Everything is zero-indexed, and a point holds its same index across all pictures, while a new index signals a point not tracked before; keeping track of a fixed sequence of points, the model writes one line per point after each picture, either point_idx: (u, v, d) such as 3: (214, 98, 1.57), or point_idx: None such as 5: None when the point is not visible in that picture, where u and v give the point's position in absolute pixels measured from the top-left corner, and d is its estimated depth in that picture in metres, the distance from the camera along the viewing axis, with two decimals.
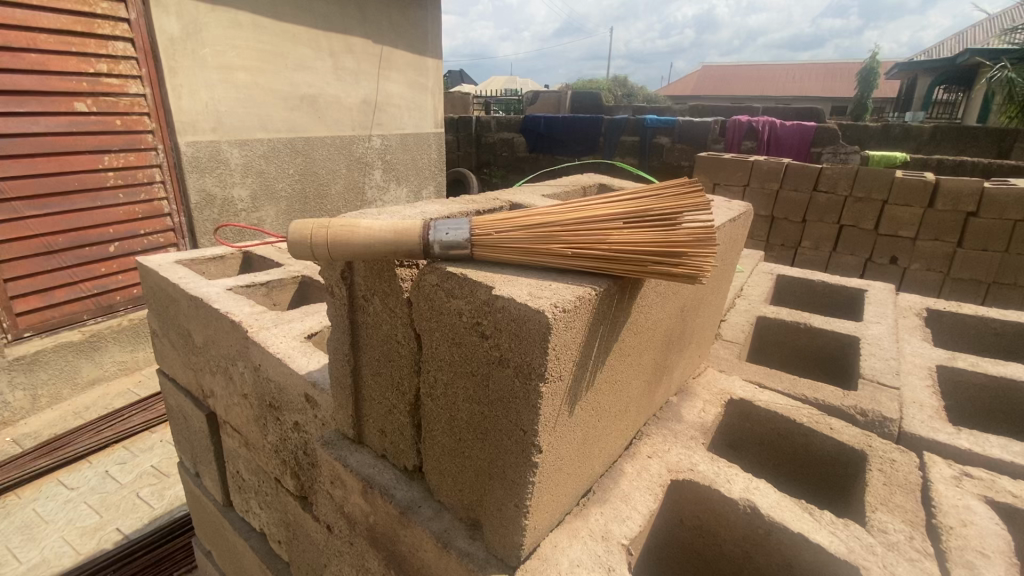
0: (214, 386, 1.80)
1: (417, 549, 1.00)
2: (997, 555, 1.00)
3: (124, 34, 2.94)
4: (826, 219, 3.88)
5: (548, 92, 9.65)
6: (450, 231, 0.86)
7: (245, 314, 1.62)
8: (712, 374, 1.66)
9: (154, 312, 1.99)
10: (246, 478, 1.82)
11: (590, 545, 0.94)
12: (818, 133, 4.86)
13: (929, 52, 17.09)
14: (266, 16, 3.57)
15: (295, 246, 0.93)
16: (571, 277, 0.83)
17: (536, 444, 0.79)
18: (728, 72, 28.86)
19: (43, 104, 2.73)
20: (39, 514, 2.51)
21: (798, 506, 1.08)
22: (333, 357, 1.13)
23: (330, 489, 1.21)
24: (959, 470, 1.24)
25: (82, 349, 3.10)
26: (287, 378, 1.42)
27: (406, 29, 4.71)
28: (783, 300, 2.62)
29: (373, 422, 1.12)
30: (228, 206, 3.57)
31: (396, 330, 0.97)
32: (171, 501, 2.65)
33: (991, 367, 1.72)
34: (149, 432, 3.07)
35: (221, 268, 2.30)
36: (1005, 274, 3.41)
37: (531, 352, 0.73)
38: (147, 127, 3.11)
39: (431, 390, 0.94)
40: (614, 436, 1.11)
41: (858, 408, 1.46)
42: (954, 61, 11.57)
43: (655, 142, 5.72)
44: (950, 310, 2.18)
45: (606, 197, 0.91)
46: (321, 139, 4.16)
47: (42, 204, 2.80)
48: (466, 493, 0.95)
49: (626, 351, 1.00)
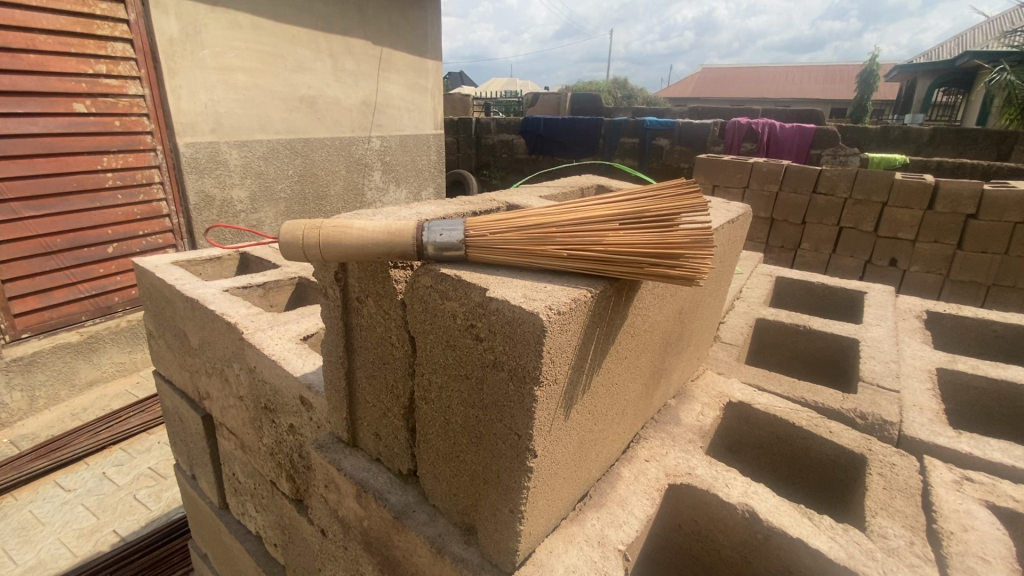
0: (210, 387, 1.79)
1: (411, 554, 0.99)
2: (998, 560, 0.98)
3: (123, 34, 2.93)
4: (826, 220, 3.87)
5: (548, 94, 9.66)
6: (444, 232, 0.85)
7: (240, 315, 1.61)
8: (711, 376, 1.65)
9: (150, 314, 1.98)
10: (242, 480, 1.81)
11: (586, 551, 0.92)
12: (818, 135, 4.85)
13: (929, 54, 17.11)
14: (265, 17, 3.57)
15: (288, 247, 0.92)
16: (567, 279, 0.82)
17: (531, 449, 0.77)
18: (728, 74, 28.91)
19: (42, 104, 2.72)
20: (36, 516, 2.49)
21: (798, 511, 1.07)
22: (327, 359, 1.12)
23: (324, 492, 1.20)
24: (959, 474, 1.23)
25: (81, 350, 3.09)
26: (282, 380, 1.41)
27: (406, 31, 4.71)
28: (783, 302, 2.61)
29: (368, 426, 1.11)
30: (227, 207, 3.56)
31: (390, 332, 0.96)
32: (168, 503, 2.64)
33: (991, 371, 1.71)
34: (146, 433, 3.06)
35: (218, 269, 2.29)
36: (1005, 276, 3.40)
37: (526, 354, 0.72)
38: (147, 128, 3.11)
39: (425, 393, 0.92)
40: (611, 440, 1.10)
41: (857, 411, 1.45)
42: (954, 64, 11.59)
43: (655, 143, 5.72)
44: (950, 312, 2.17)
45: (603, 198, 0.90)
46: (321, 140, 4.16)
47: (41, 204, 2.79)
48: (460, 497, 0.94)
49: (622, 354, 0.99)
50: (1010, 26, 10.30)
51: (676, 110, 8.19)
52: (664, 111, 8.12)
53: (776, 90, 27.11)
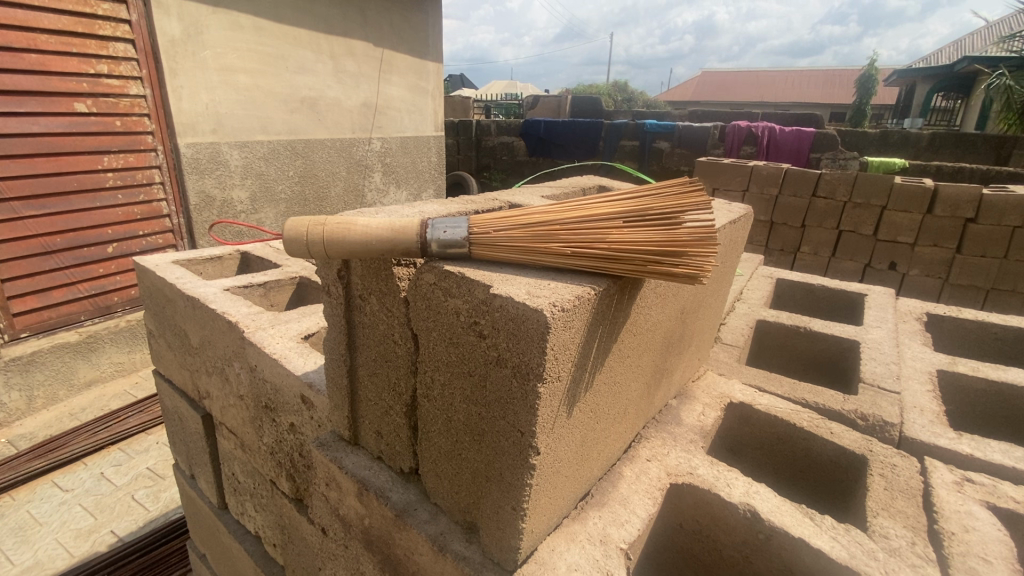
0: (210, 386, 1.78)
1: (413, 553, 0.99)
2: (1000, 561, 0.98)
3: (125, 35, 2.94)
4: (825, 224, 3.88)
5: (548, 96, 9.65)
6: (448, 229, 0.85)
7: (241, 314, 1.61)
8: (712, 377, 1.65)
9: (150, 313, 1.97)
10: (241, 480, 1.81)
11: (588, 549, 0.92)
12: (816, 140, 4.89)
13: (928, 59, 17.15)
14: (266, 18, 3.57)
15: (290, 244, 0.92)
16: (570, 276, 0.82)
17: (534, 446, 0.77)
18: (728, 78, 28.96)
19: (42, 104, 2.72)
20: (33, 516, 2.48)
21: (800, 512, 1.07)
22: (329, 357, 1.12)
23: (324, 491, 1.20)
24: (960, 475, 1.23)
25: (79, 350, 3.09)
26: (283, 379, 1.41)
27: (406, 32, 4.71)
28: (783, 305, 2.61)
29: (370, 424, 1.11)
30: (227, 207, 3.56)
31: (392, 330, 0.96)
32: (166, 503, 2.63)
33: (991, 373, 1.71)
34: (145, 433, 3.06)
35: (218, 269, 2.29)
36: (1004, 280, 3.40)
37: (529, 351, 0.72)
38: (147, 128, 3.11)
39: (428, 391, 0.92)
40: (613, 439, 1.10)
41: (858, 412, 1.45)
42: (954, 68, 11.60)
43: (654, 146, 5.74)
44: (950, 315, 2.17)
45: (606, 197, 0.90)
46: (321, 141, 4.16)
47: (41, 204, 2.79)
48: (462, 495, 0.94)
49: (625, 353, 0.99)
50: (1010, 30, 10.31)
51: (676, 114, 8.21)
52: (664, 115, 8.14)
53: (775, 94, 27.18)
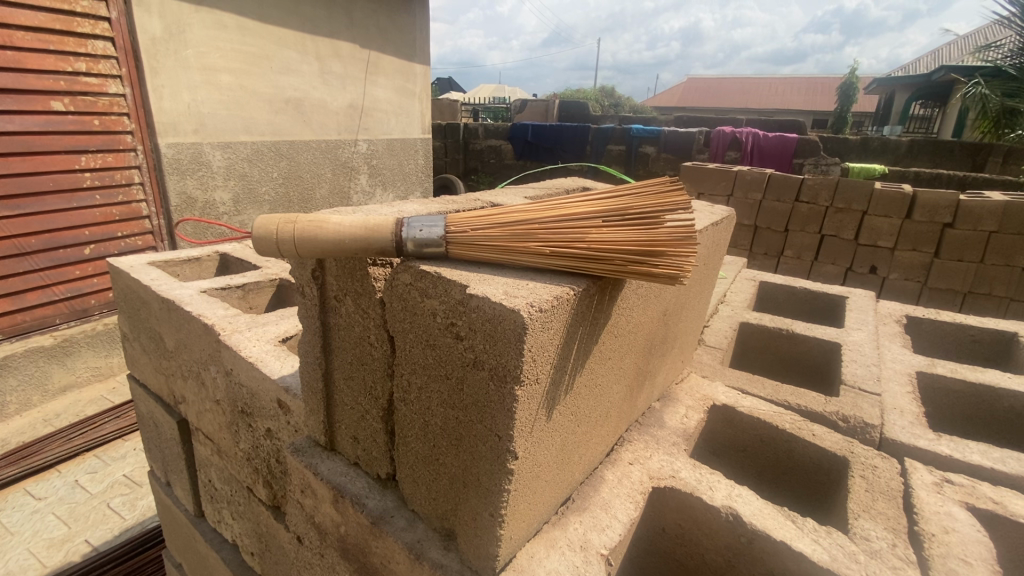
0: (186, 391, 1.73)
1: (388, 561, 0.96)
2: (980, 562, 0.98)
3: (104, 32, 2.86)
4: (807, 228, 3.92)
5: (535, 101, 9.67)
6: (424, 228, 0.83)
7: (217, 316, 1.56)
8: (696, 380, 1.64)
9: (125, 316, 1.92)
10: (218, 487, 1.76)
11: (568, 555, 0.91)
12: (800, 146, 4.93)
13: (907, 69, 17.50)
14: (251, 18, 3.52)
15: (261, 242, 0.89)
16: (549, 277, 0.80)
17: (512, 451, 0.75)
18: (713, 84, 29.32)
19: (19, 102, 2.65)
20: (4, 525, 2.40)
21: (781, 514, 1.06)
22: (304, 359, 1.09)
23: (300, 498, 1.16)
24: (940, 476, 1.24)
25: (54, 354, 3.00)
26: (260, 384, 1.37)
27: (394, 35, 4.68)
28: (767, 307, 2.62)
29: (346, 429, 1.08)
30: (209, 208, 3.50)
31: (368, 332, 0.93)
32: (143, 512, 2.56)
33: (969, 374, 1.74)
34: (122, 440, 2.98)
35: (196, 270, 2.24)
36: (980, 284, 3.47)
37: (506, 352, 0.70)
38: (126, 128, 3.03)
39: (405, 395, 0.90)
40: (595, 443, 1.09)
41: (839, 414, 1.45)
42: (931, 78, 11.89)
43: (641, 151, 5.80)
44: (930, 318, 2.19)
45: (585, 196, 0.89)
46: (306, 143, 4.11)
47: (14, 204, 2.71)
48: (440, 502, 0.91)
49: (606, 356, 0.98)
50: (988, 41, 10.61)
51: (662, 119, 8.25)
52: (652, 120, 8.24)
53: (760, 100, 27.48)
